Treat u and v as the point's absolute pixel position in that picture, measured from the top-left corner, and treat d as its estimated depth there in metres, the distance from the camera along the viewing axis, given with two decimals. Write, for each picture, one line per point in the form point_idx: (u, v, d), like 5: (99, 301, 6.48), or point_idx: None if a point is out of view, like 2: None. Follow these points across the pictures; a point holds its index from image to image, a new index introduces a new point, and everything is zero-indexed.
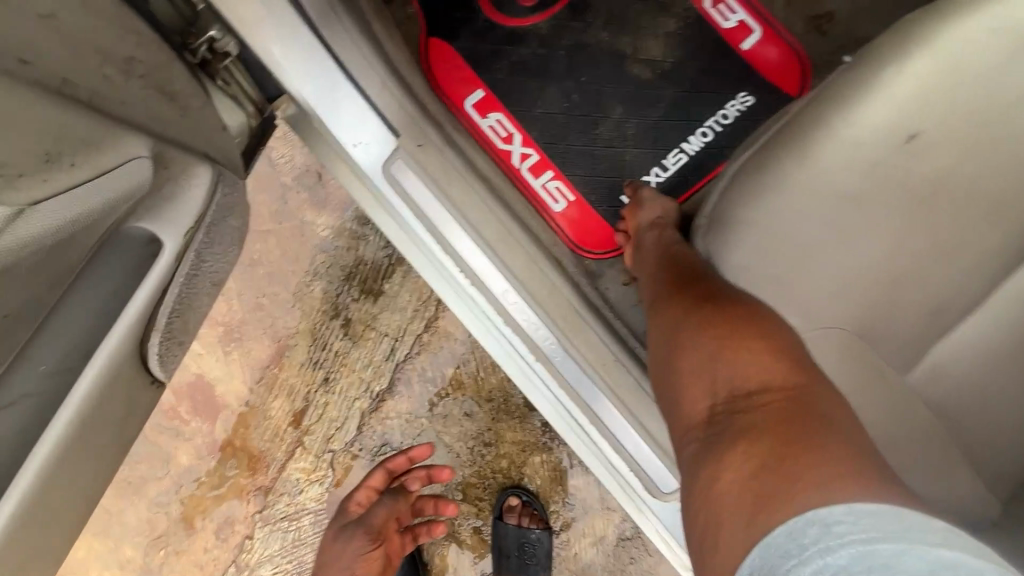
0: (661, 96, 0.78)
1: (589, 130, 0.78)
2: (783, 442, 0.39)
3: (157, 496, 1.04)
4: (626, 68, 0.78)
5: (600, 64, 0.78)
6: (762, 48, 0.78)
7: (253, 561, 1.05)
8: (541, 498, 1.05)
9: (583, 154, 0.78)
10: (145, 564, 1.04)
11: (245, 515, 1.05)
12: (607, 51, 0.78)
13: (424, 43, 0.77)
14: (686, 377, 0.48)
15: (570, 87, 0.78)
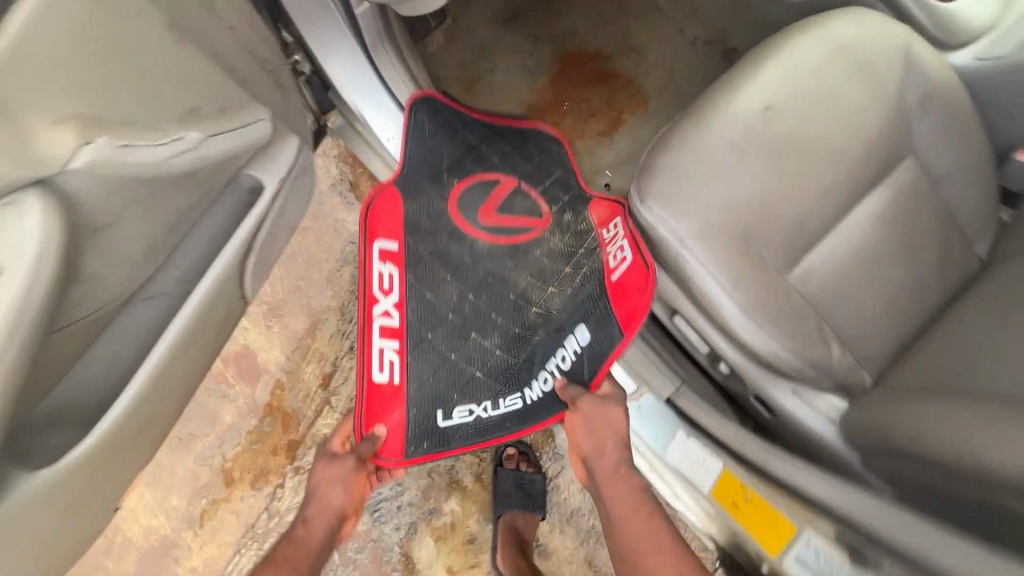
0: (532, 342, 0.90)
1: (457, 340, 0.89)
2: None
3: (202, 449, 1.20)
4: (524, 309, 0.91)
5: (503, 295, 0.92)
6: (628, 276, 0.88)
7: (283, 507, 1.19)
8: (535, 449, 1.22)
9: (440, 357, 0.89)
10: (188, 513, 1.18)
11: (279, 466, 1.20)
12: (516, 291, 0.92)
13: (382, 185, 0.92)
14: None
15: (468, 290, 0.92)
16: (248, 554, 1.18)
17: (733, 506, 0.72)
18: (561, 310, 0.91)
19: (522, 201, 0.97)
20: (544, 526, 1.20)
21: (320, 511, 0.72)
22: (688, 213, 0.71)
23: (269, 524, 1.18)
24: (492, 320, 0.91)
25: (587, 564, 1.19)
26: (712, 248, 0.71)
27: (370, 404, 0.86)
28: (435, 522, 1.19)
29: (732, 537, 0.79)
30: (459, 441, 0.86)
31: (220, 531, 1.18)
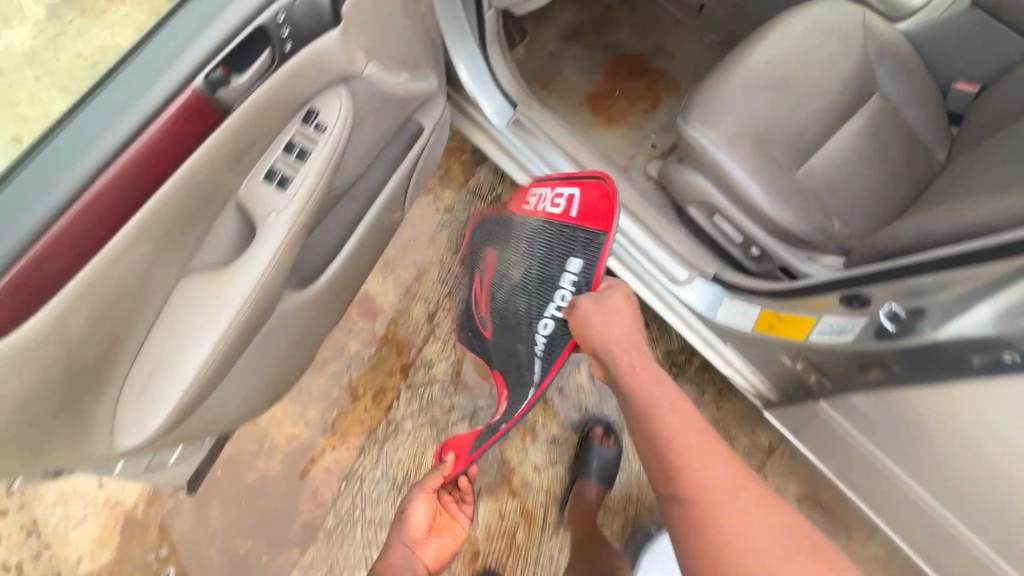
0: (536, 318, 0.95)
1: (524, 372, 0.97)
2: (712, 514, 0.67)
3: (333, 372, 1.49)
4: (535, 291, 0.96)
5: (526, 292, 0.98)
6: (581, 203, 0.96)
7: (398, 416, 1.45)
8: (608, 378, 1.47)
9: (515, 380, 1.00)
10: (322, 423, 1.45)
11: (395, 384, 1.48)
12: (531, 302, 0.97)
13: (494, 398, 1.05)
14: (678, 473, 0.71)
15: (512, 315, 1.01)
16: (371, 455, 1.42)
17: (771, 326, 0.98)
18: (534, 265, 0.97)
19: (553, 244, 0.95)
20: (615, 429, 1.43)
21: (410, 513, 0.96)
22: (719, 127, 1.04)
23: (387, 430, 1.44)
24: (517, 315, 0.99)
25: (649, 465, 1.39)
26: (736, 148, 1.02)
27: (454, 442, 1.04)
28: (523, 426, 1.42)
29: (780, 367, 1.06)
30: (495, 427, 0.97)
31: (348, 436, 1.44)
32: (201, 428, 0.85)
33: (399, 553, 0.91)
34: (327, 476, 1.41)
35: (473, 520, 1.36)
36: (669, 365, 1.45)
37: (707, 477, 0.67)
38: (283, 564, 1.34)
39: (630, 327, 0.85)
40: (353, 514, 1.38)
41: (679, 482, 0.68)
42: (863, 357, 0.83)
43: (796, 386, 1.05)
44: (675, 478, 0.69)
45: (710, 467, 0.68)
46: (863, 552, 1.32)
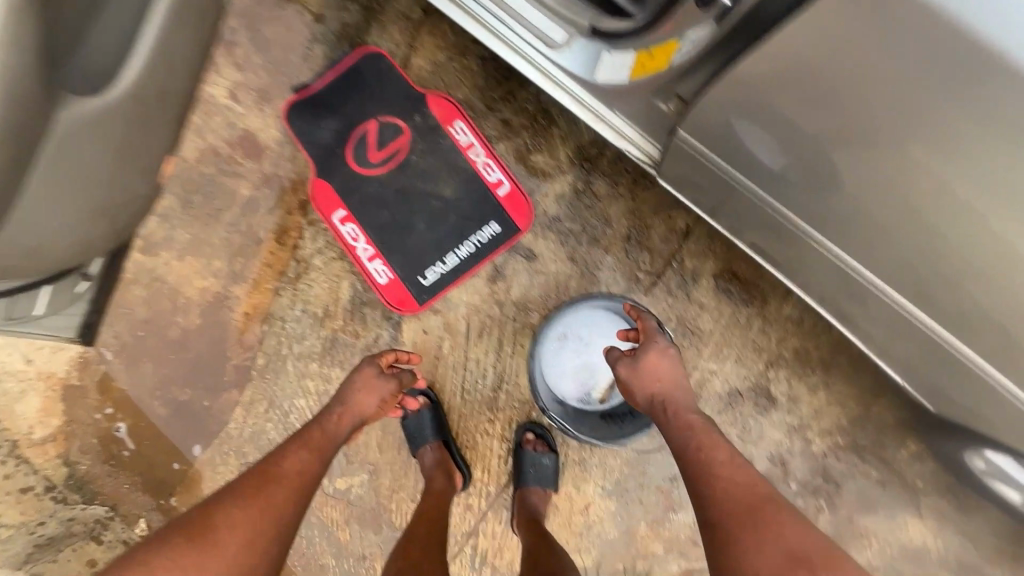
0: (447, 220, 1.39)
1: (413, 257, 1.38)
2: (757, 552, 0.79)
3: (230, 220, 1.41)
4: (434, 209, 1.39)
5: (414, 202, 1.39)
6: (507, 195, 1.38)
7: (306, 255, 1.40)
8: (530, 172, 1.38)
9: (402, 252, 1.38)
10: (232, 272, 1.41)
11: (296, 223, 1.41)
12: (428, 207, 1.39)
13: (315, 195, 1.40)
14: (757, 543, 0.80)
15: (423, 222, 1.39)
16: (287, 295, 1.40)
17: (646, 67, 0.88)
18: (453, 197, 1.39)
19: (388, 129, 1.40)
20: (529, 235, 1.37)
21: (349, 409, 1.15)
22: None
23: (297, 270, 1.40)
24: (449, 218, 1.39)
25: (569, 258, 1.37)
26: None
27: (391, 293, 1.38)
28: (444, 236, 1.39)
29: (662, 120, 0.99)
30: (439, 287, 1.38)
31: (261, 281, 1.41)
32: (25, 259, 0.80)
33: (346, 425, 1.13)
34: (248, 321, 1.41)
35: (399, 340, 1.39)
36: (579, 161, 1.37)
37: (773, 550, 0.79)
38: (225, 404, 1.40)
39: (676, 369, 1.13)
40: (281, 351, 1.40)
41: (725, 525, 0.84)
42: (720, 57, 0.78)
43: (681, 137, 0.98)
44: (717, 518, 0.86)
45: (745, 507, 0.85)
46: (776, 315, 1.35)
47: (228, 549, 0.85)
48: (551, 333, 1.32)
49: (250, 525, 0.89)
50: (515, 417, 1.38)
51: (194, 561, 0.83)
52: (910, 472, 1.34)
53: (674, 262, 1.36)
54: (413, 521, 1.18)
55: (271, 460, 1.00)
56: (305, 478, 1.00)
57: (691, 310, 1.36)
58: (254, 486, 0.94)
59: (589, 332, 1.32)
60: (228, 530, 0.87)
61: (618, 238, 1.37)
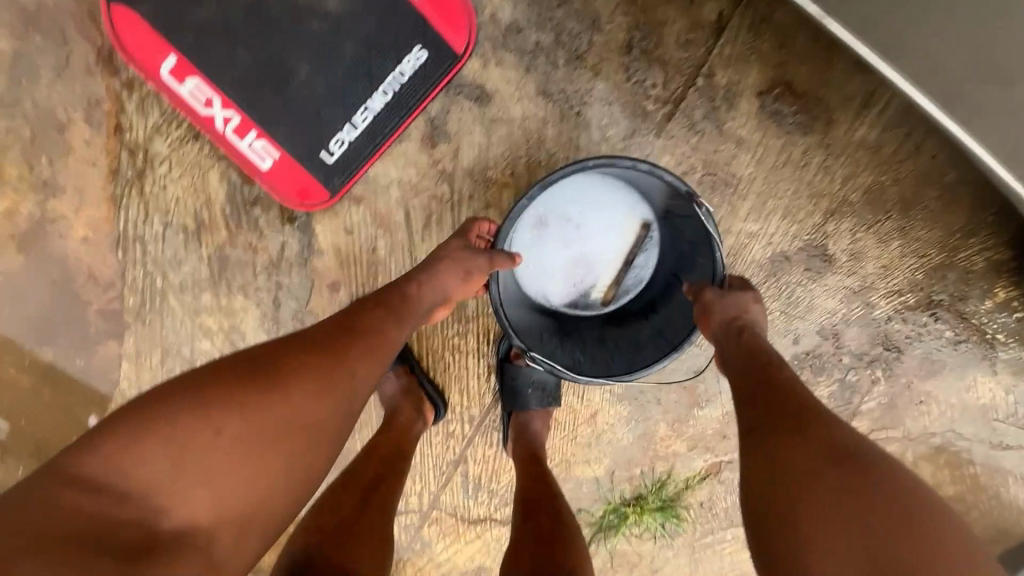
0: (343, 54, 0.87)
1: (304, 121, 0.90)
2: (786, 449, 0.55)
3: (2, 98, 0.89)
4: (318, 39, 0.86)
5: (283, 29, 0.86)
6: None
7: (141, 139, 0.91)
8: None
9: (285, 115, 0.90)
10: (38, 180, 0.94)
11: (106, 89, 0.89)
12: (306, 37, 0.86)
13: (120, 39, 0.86)
14: (787, 445, 0.56)
15: (305, 61, 0.87)
16: (133, 205, 0.95)
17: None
18: (343, 13, 0.86)
19: None
20: (475, 63, 0.88)
21: (433, 282, 0.77)
22: None
23: (136, 164, 0.93)
24: (344, 50, 0.87)
25: (540, 92, 0.90)
26: None
27: (286, 183, 0.93)
28: (343, 80, 0.89)
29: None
30: (355, 165, 0.93)
31: (88, 188, 0.94)
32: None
33: (427, 300, 0.76)
34: (92, 249, 0.98)
35: (316, 248, 0.98)
36: None
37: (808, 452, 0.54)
38: (105, 361, 1.04)
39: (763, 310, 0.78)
40: (155, 284, 1.00)
41: (757, 430, 0.60)
42: None
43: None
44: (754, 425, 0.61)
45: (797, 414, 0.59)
46: (844, 143, 0.94)
47: (301, 393, 0.55)
48: (523, 225, 0.92)
49: (321, 387, 0.57)
50: (493, 324, 1.07)
51: (255, 405, 0.53)
52: (993, 325, 1.06)
53: (700, 79, 0.90)
54: (360, 457, 0.87)
55: (345, 312, 0.68)
56: (386, 343, 0.66)
57: (723, 151, 0.93)
58: (331, 337, 0.62)
59: (576, 211, 0.93)
60: (299, 377, 0.56)
61: (613, 50, 0.88)
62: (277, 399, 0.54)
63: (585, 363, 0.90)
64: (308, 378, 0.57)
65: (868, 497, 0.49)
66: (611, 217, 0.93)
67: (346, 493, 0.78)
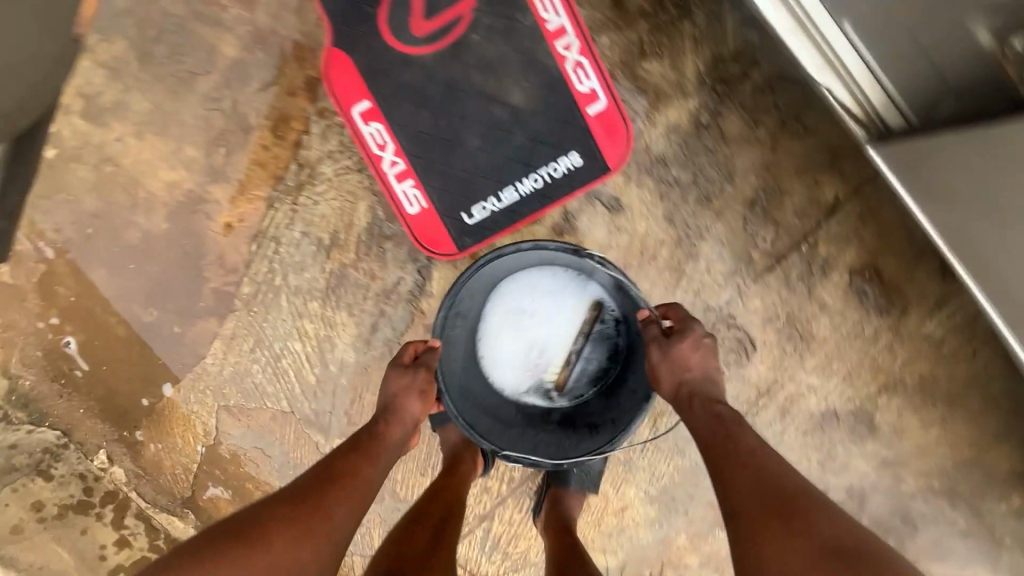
0: (511, 140, 1.00)
1: (457, 183, 1.01)
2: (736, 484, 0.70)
3: (208, 92, 1.01)
4: (494, 122, 0.99)
5: (468, 106, 0.99)
6: (600, 116, 0.97)
7: (313, 158, 1.02)
8: (639, 87, 0.97)
9: (443, 174, 1.01)
10: (208, 166, 1.04)
11: (300, 110, 1.01)
12: (485, 118, 0.99)
13: (328, 75, 0.98)
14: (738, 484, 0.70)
15: (477, 136, 1.00)
16: (282, 209, 1.05)
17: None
18: (522, 107, 0.98)
19: None
20: (619, 178, 1.00)
21: (399, 416, 0.88)
22: None
23: (300, 178, 1.03)
24: (513, 137, 0.99)
25: (666, 218, 1.02)
26: None
27: (423, 229, 1.03)
28: (503, 160, 1.00)
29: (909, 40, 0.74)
30: (488, 231, 1.03)
31: (249, 185, 1.04)
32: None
33: (393, 435, 0.87)
34: (231, 236, 1.07)
35: (427, 290, 1.07)
36: (710, 82, 0.96)
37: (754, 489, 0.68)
38: (200, 334, 1.12)
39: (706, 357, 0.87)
40: (274, 282, 1.08)
41: (719, 464, 0.74)
42: None
43: (943, 43, 0.71)
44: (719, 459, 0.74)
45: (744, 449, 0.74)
46: (912, 332, 1.05)
47: (270, 545, 0.67)
48: (485, 330, 1.01)
49: (295, 532, 0.69)
50: None
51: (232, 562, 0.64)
52: (1002, 527, 1.14)
53: (804, 245, 1.02)
54: (425, 497, 0.94)
55: (321, 463, 0.80)
56: (360, 484, 0.78)
57: (806, 309, 1.05)
58: (311, 483, 0.75)
59: (529, 300, 1.01)
60: (275, 522, 0.69)
61: (738, 201, 1.00)
62: (272, 542, 0.67)
63: (561, 443, 0.98)
64: (294, 520, 0.70)
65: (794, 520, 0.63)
66: (559, 301, 1.01)
67: (418, 526, 0.86)
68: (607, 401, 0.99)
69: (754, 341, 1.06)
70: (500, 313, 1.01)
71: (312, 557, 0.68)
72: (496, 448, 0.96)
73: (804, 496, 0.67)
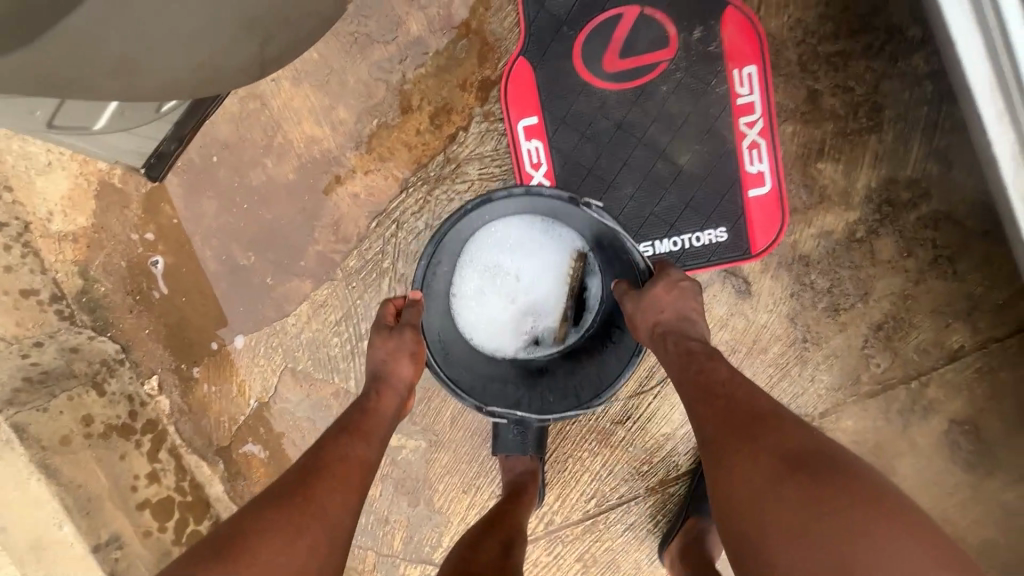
0: (664, 197, 0.98)
1: None
2: (734, 479, 0.59)
3: (379, 61, 0.98)
4: (653, 174, 0.97)
5: (633, 151, 0.97)
6: (759, 201, 0.96)
7: (462, 156, 1.00)
8: (805, 185, 0.96)
9: None
10: (354, 132, 1.01)
11: (465, 106, 0.98)
12: (645, 168, 0.97)
13: (505, 81, 0.96)
14: (738, 480, 0.58)
15: (631, 183, 0.98)
16: (414, 196, 1.03)
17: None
18: (685, 169, 0.96)
19: (647, 33, 0.93)
20: (757, 265, 0.99)
21: (390, 385, 0.81)
22: None
23: (442, 171, 1.01)
24: (666, 195, 0.98)
25: (790, 316, 1.00)
26: None
27: None
28: (649, 214, 0.98)
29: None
30: None
31: (388, 162, 1.02)
32: (125, 48, 0.46)
33: (387, 404, 0.79)
34: (354, 206, 1.04)
35: None
36: (877, 199, 0.95)
37: (753, 474, 0.57)
38: (290, 292, 1.09)
39: (688, 317, 0.79)
40: (381, 263, 1.06)
41: (711, 453, 0.63)
42: None
43: None
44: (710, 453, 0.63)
45: (727, 418, 0.64)
46: (992, 498, 1.02)
47: (262, 550, 0.57)
48: (467, 288, 0.96)
49: (293, 527, 0.60)
50: (620, 462, 1.11)
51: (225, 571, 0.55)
52: None
53: (914, 382, 1.01)
54: (479, 530, 0.92)
55: (311, 450, 0.71)
56: (358, 467, 0.70)
57: (895, 444, 1.03)
58: (301, 475, 0.66)
59: (503, 258, 0.96)
60: (267, 523, 0.60)
61: (864, 320, 0.99)
62: (267, 547, 0.58)
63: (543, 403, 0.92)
64: (290, 519, 0.61)
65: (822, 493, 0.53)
66: (535, 260, 0.96)
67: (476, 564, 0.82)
68: (591, 348, 0.93)
69: None
70: (481, 269, 0.96)
71: (315, 554, 0.60)
72: (480, 405, 0.90)
73: (774, 411, 0.64)
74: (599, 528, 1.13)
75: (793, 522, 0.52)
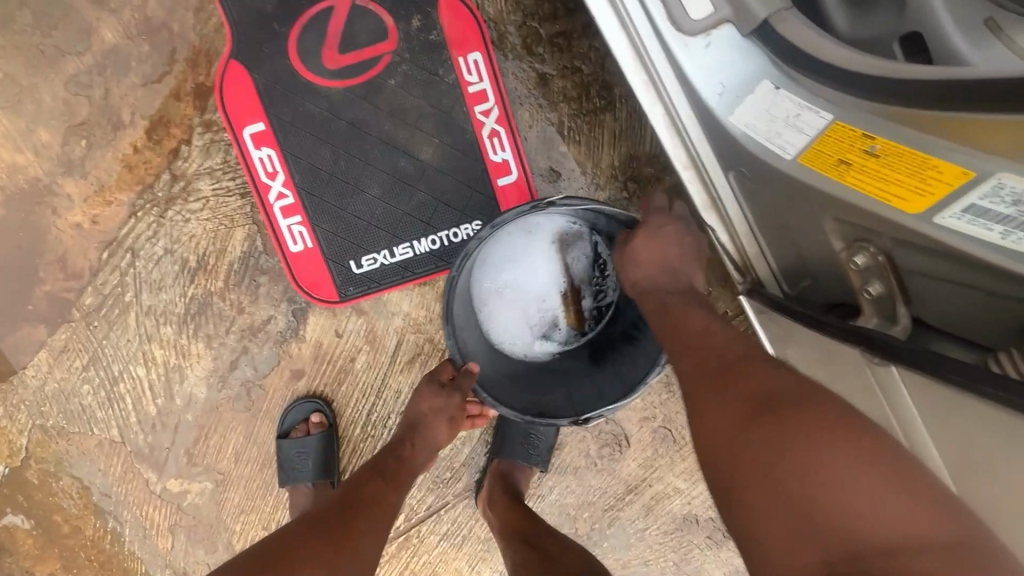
0: (413, 195, 0.93)
1: (349, 229, 0.94)
2: (705, 419, 0.52)
3: (76, 75, 0.88)
4: (397, 172, 0.92)
5: (372, 150, 0.92)
6: (509, 190, 0.94)
7: (189, 172, 0.92)
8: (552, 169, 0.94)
9: (333, 214, 0.93)
10: (64, 156, 0.91)
11: (183, 117, 0.90)
12: (388, 167, 0.92)
13: (219, 86, 0.88)
14: (707, 416, 0.52)
15: (377, 184, 0.93)
16: (146, 220, 0.93)
17: (852, 164, 0.48)
18: (429, 164, 0.92)
19: (363, 24, 0.88)
20: None
21: (425, 442, 0.81)
22: None
23: (172, 191, 0.92)
24: (415, 194, 0.93)
25: None
26: None
27: (303, 270, 0.94)
28: (402, 213, 0.94)
29: (785, 224, 0.59)
30: (374, 285, 0.96)
31: (109, 186, 0.92)
32: None
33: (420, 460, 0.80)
34: (79, 239, 0.94)
35: (300, 334, 0.98)
36: (623, 176, 0.94)
37: (723, 417, 0.50)
38: (22, 341, 0.96)
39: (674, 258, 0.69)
40: (124, 297, 0.96)
41: (688, 400, 0.55)
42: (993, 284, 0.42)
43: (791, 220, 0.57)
44: (688, 399, 0.56)
45: (700, 362, 0.56)
46: None
47: None
48: (490, 324, 0.90)
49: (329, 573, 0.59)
50: (422, 472, 1.06)
51: None
52: None
53: None
54: None
55: (342, 489, 0.70)
56: (387, 511, 0.69)
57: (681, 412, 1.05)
58: (330, 514, 0.65)
59: (496, 274, 0.89)
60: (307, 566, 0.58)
61: None
62: None
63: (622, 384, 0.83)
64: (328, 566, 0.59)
65: (792, 428, 0.46)
66: (534, 261, 0.89)
67: None
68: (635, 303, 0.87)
69: (629, 437, 1.06)
70: (488, 301, 0.89)
71: None
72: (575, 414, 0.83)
73: (742, 353, 0.55)
74: (412, 544, 1.08)
75: (759, 465, 0.46)
